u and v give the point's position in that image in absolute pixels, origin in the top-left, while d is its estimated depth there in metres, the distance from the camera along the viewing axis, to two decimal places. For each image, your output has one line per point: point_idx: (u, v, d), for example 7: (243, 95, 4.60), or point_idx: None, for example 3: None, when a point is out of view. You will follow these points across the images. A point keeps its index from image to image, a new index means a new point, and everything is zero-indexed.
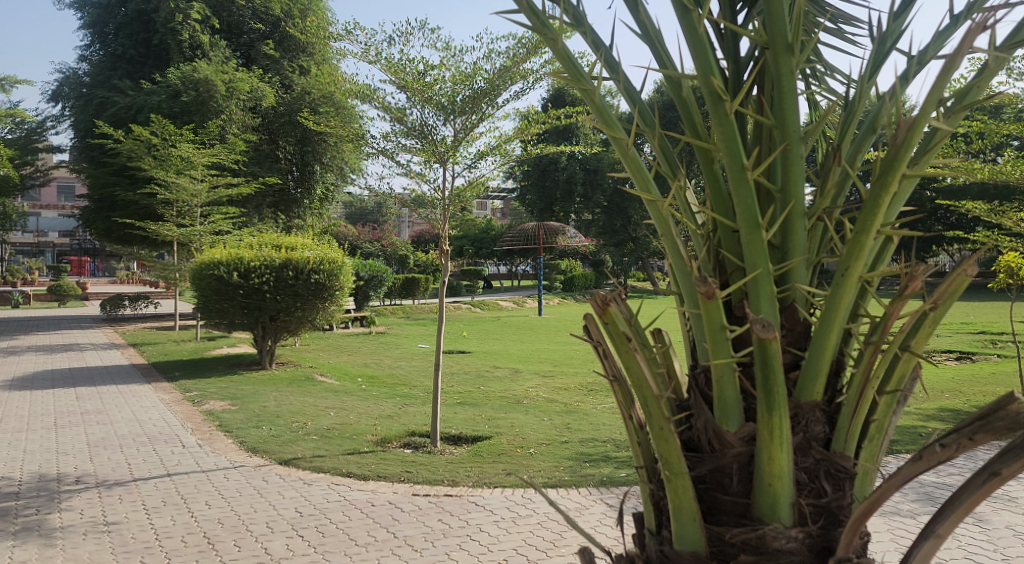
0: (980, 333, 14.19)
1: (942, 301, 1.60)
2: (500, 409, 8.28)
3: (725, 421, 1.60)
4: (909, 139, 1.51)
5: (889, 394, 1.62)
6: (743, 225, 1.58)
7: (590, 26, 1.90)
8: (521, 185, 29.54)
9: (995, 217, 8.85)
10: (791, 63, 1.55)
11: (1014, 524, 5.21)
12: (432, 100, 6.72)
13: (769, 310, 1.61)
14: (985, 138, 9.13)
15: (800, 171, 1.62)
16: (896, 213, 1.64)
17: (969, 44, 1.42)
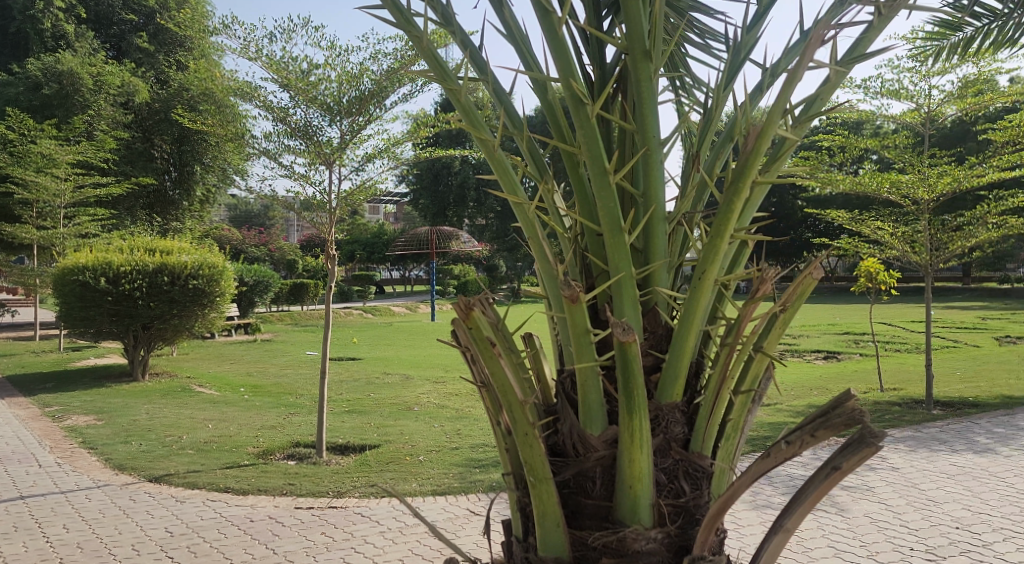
0: (844, 333, 15.21)
1: (791, 303, 1.67)
2: (389, 416, 8.14)
3: (590, 425, 1.61)
4: (758, 147, 1.56)
5: (743, 394, 1.67)
6: (606, 229, 1.59)
7: (458, 26, 1.88)
8: (414, 189, 29.30)
9: (858, 225, 9.49)
10: (649, 70, 1.58)
11: (872, 512, 5.59)
12: (316, 100, 6.54)
13: (631, 313, 1.63)
14: (844, 151, 9.82)
15: (660, 175, 1.65)
16: (750, 218, 1.70)
17: (810, 57, 1.49)
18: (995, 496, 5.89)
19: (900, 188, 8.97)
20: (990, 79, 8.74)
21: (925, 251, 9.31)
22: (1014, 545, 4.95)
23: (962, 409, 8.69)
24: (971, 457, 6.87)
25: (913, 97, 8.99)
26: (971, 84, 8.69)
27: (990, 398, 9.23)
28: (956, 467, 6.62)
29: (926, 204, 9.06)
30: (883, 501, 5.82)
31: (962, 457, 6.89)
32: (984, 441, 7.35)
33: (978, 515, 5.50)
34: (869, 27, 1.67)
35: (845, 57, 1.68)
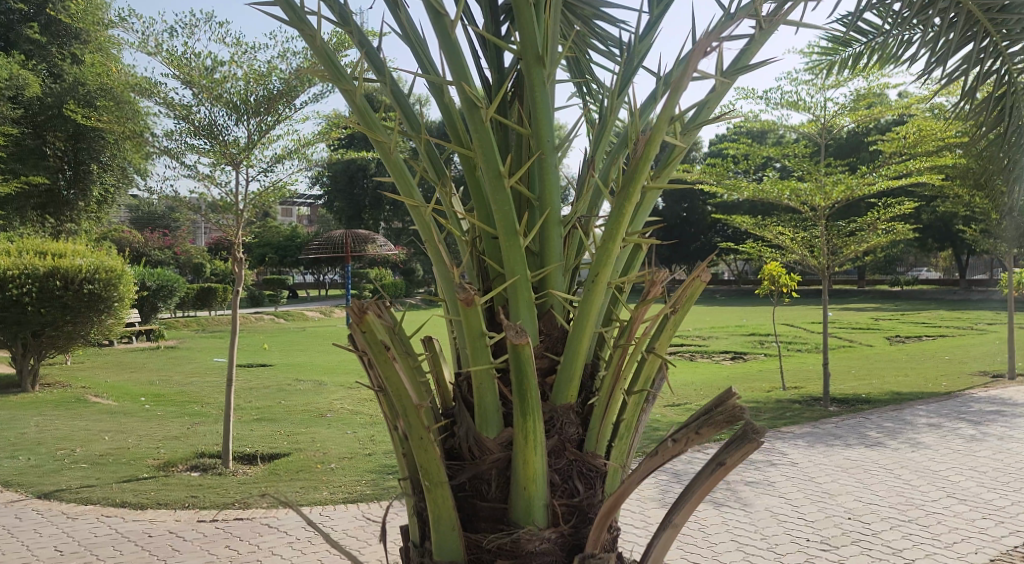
0: (750, 334, 15.83)
1: (680, 306, 1.72)
2: (300, 424, 7.94)
3: (485, 428, 1.62)
4: (647, 153, 1.60)
5: (636, 394, 1.71)
6: (501, 232, 1.60)
7: (355, 26, 1.85)
8: (328, 192, 28.76)
9: (762, 231, 9.90)
10: (542, 75, 1.60)
11: (772, 506, 5.83)
12: (221, 98, 6.32)
13: (526, 316, 1.65)
14: (748, 159, 10.23)
15: (554, 180, 1.67)
16: (642, 223, 1.74)
17: (693, 66, 1.55)
18: (884, 487, 6.24)
19: (799, 195, 9.44)
20: (879, 93, 9.28)
21: (822, 255, 9.80)
22: (900, 532, 5.26)
23: (856, 405, 9.17)
24: (863, 451, 7.26)
25: (810, 109, 9.45)
26: (862, 97, 9.21)
27: (881, 394, 9.78)
28: (849, 460, 6.98)
29: (823, 211, 9.54)
30: (783, 495, 6.08)
31: (855, 450, 7.28)
32: (875, 435, 7.79)
33: (868, 506, 5.81)
34: (752, 40, 1.75)
35: (730, 68, 1.75)
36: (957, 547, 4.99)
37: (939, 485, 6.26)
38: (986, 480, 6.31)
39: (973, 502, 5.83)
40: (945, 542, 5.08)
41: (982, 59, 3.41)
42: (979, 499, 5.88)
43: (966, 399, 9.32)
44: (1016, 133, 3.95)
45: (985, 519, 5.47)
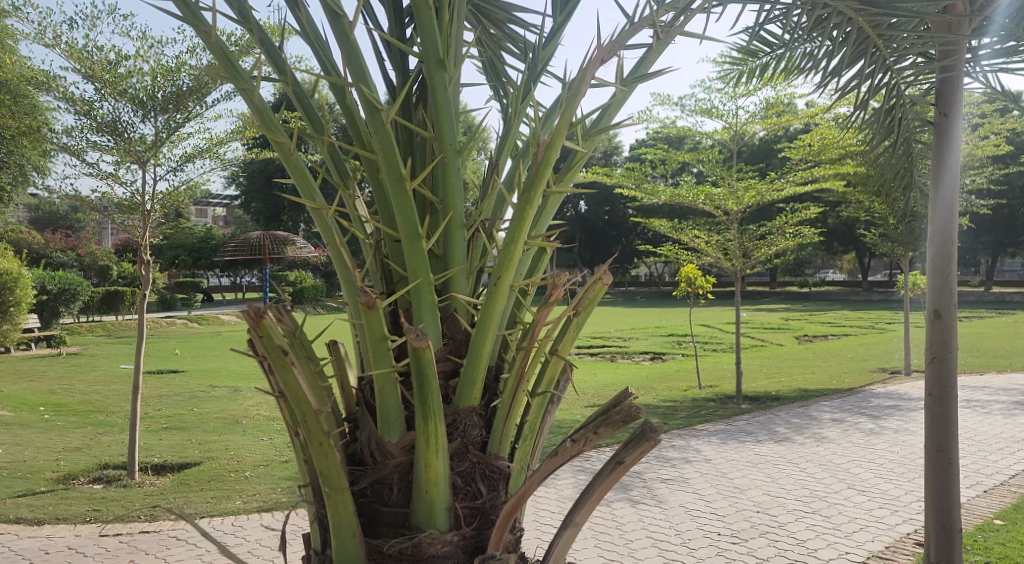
0: (668, 335, 16.23)
1: (582, 308, 1.76)
2: (213, 432, 7.69)
3: (387, 433, 1.61)
4: (548, 157, 1.62)
5: (540, 396, 1.74)
6: (403, 234, 1.59)
7: (254, 23, 1.81)
8: (244, 192, 27.95)
9: (678, 234, 10.18)
10: (444, 78, 1.60)
11: (686, 502, 6.00)
12: (126, 94, 6.07)
13: (429, 319, 1.65)
14: (665, 164, 10.50)
15: (457, 183, 1.68)
16: (544, 227, 1.77)
17: (590, 75, 1.59)
18: (791, 481, 6.51)
19: (713, 199, 9.76)
20: (787, 103, 9.68)
21: (734, 258, 10.15)
22: (804, 524, 5.50)
23: (766, 403, 9.54)
24: (772, 446, 7.56)
25: (723, 116, 9.78)
26: (771, 107, 9.59)
27: (789, 392, 10.20)
28: (759, 456, 7.25)
29: (735, 215, 9.90)
30: (696, 491, 6.26)
31: (765, 446, 7.56)
32: (783, 431, 8.11)
33: (776, 499, 6.05)
34: (650, 49, 1.81)
35: (630, 75, 1.79)
36: (856, 536, 5.25)
37: (841, 477, 6.58)
38: (883, 472, 6.67)
39: (872, 493, 6.14)
40: (845, 532, 5.34)
41: (872, 72, 3.61)
42: (877, 490, 6.20)
43: (866, 395, 9.83)
44: (904, 144, 4.20)
45: (881, 508, 5.77)
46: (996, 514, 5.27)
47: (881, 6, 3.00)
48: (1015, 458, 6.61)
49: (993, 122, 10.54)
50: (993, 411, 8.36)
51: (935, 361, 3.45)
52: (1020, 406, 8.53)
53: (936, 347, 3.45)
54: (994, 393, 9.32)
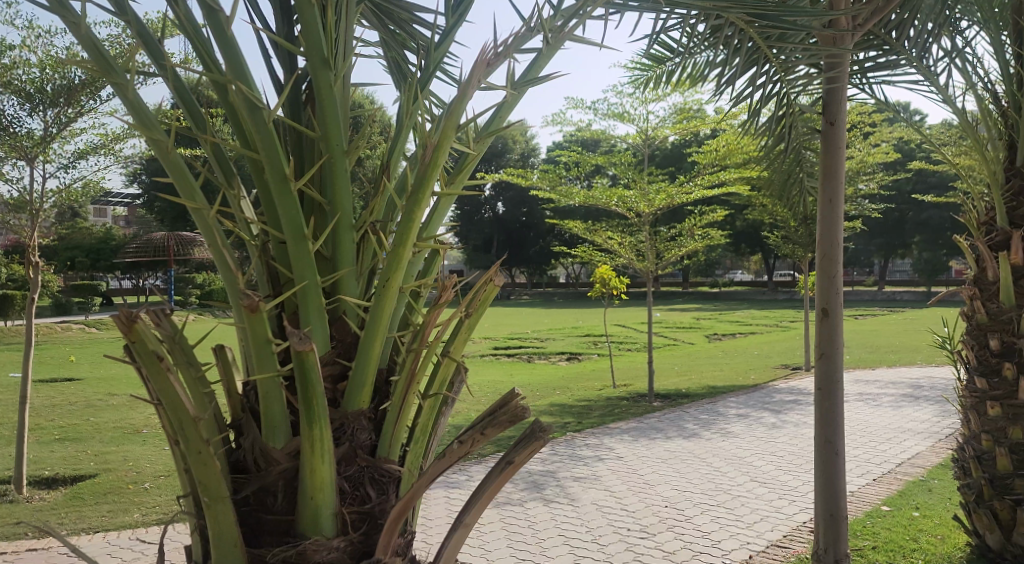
0: (585, 336, 16.47)
1: (474, 309, 1.77)
2: (111, 442, 7.32)
3: (272, 438, 1.57)
4: (436, 158, 1.62)
5: (431, 398, 1.75)
6: (288, 236, 1.57)
7: (132, 15, 1.73)
8: (148, 191, 26.72)
9: (591, 235, 10.37)
10: (328, 77, 1.58)
11: (598, 499, 6.10)
12: (11, 85, 5.73)
13: (316, 321, 1.62)
14: (579, 167, 10.67)
15: (345, 185, 1.66)
16: (435, 229, 1.78)
17: (475, 78, 1.60)
18: (697, 475, 6.71)
19: (626, 201, 9.98)
20: (696, 108, 9.99)
21: (646, 259, 10.39)
22: (709, 516, 5.69)
23: (676, 400, 9.81)
24: (681, 442, 7.77)
25: (634, 120, 10.03)
26: (680, 112, 9.88)
27: (699, 388, 10.52)
28: (668, 452, 7.44)
29: (646, 217, 10.15)
30: (608, 488, 6.38)
31: (674, 442, 7.78)
32: (691, 427, 8.36)
33: (683, 494, 6.23)
34: (540, 53, 1.84)
35: (521, 77, 1.82)
36: (757, 526, 5.47)
37: (744, 470, 6.84)
38: (783, 464, 6.97)
39: (772, 484, 6.41)
40: (747, 522, 5.56)
41: (764, 82, 3.78)
42: (777, 482, 6.47)
43: (769, 391, 10.25)
44: (794, 150, 4.41)
45: (780, 499, 6.03)
46: (883, 501, 5.58)
47: (769, 18, 3.15)
48: (901, 447, 7.02)
49: (882, 130, 11.18)
50: (883, 403, 8.87)
51: (823, 358, 3.63)
52: (907, 398, 9.08)
53: (824, 345, 3.63)
54: (884, 386, 9.89)
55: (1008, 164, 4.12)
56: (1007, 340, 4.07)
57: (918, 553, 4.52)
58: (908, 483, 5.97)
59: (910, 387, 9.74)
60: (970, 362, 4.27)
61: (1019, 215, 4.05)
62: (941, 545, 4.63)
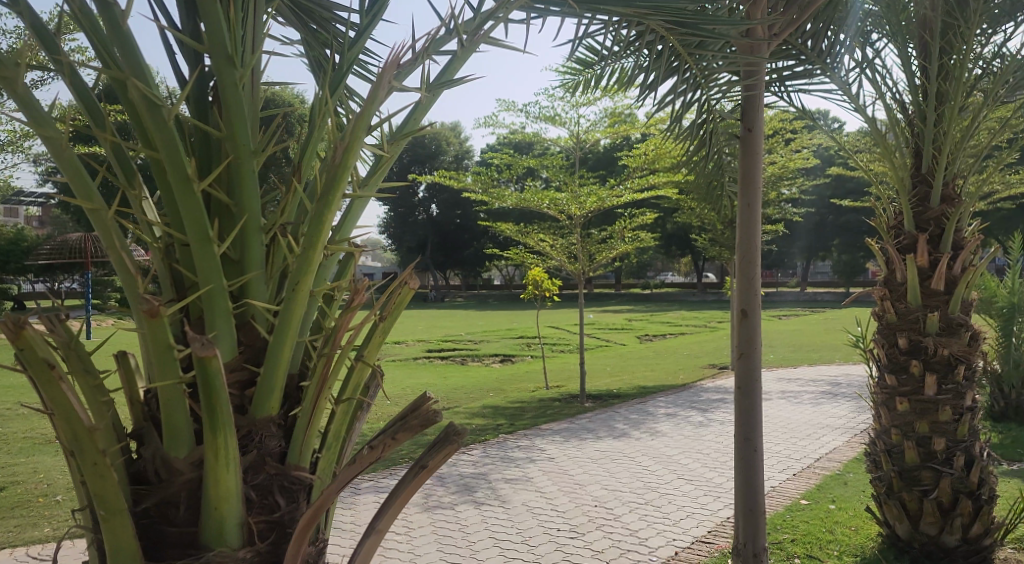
0: (518, 337, 16.54)
1: (389, 312, 1.76)
2: (20, 453, 6.96)
3: (174, 448, 1.52)
4: (346, 160, 1.60)
5: (345, 403, 1.73)
6: (192, 238, 1.52)
7: (26, 5, 1.65)
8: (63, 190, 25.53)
9: (524, 237, 10.42)
10: (233, 75, 1.56)
11: (528, 500, 6.13)
12: None
13: (222, 327, 1.57)
14: (512, 169, 10.72)
15: (253, 185, 1.62)
16: (348, 232, 1.75)
17: (385, 79, 1.59)
18: (627, 474, 6.82)
19: (557, 204, 10.07)
20: (626, 113, 10.16)
21: (578, 261, 10.49)
22: (637, 514, 5.78)
23: (607, 400, 9.95)
24: (611, 442, 7.88)
25: (566, 123, 10.15)
26: (611, 116, 10.04)
27: (629, 389, 10.69)
28: (599, 451, 7.54)
29: (578, 220, 10.26)
30: (539, 489, 6.41)
31: (604, 442, 7.88)
32: (622, 427, 8.49)
33: (612, 493, 6.31)
34: (455, 56, 1.84)
35: (436, 80, 1.81)
36: (683, 522, 5.59)
37: (672, 468, 6.98)
38: (709, 461, 7.15)
39: (698, 482, 6.56)
40: (673, 519, 5.67)
41: (684, 90, 3.88)
42: (703, 479, 6.62)
43: (697, 390, 10.50)
44: (715, 155, 4.53)
45: (706, 495, 6.18)
46: (802, 494, 5.79)
47: (688, 26, 3.21)
48: (820, 442, 7.29)
49: (803, 137, 11.59)
50: (804, 400, 9.19)
51: (742, 356, 3.73)
52: (826, 395, 9.44)
53: (744, 344, 3.73)
54: (805, 383, 10.25)
55: (915, 170, 4.32)
56: (915, 339, 4.26)
57: (834, 545, 4.70)
58: (826, 477, 6.20)
59: (829, 385, 10.13)
60: (881, 360, 4.45)
61: (925, 219, 4.26)
62: (856, 535, 4.83)
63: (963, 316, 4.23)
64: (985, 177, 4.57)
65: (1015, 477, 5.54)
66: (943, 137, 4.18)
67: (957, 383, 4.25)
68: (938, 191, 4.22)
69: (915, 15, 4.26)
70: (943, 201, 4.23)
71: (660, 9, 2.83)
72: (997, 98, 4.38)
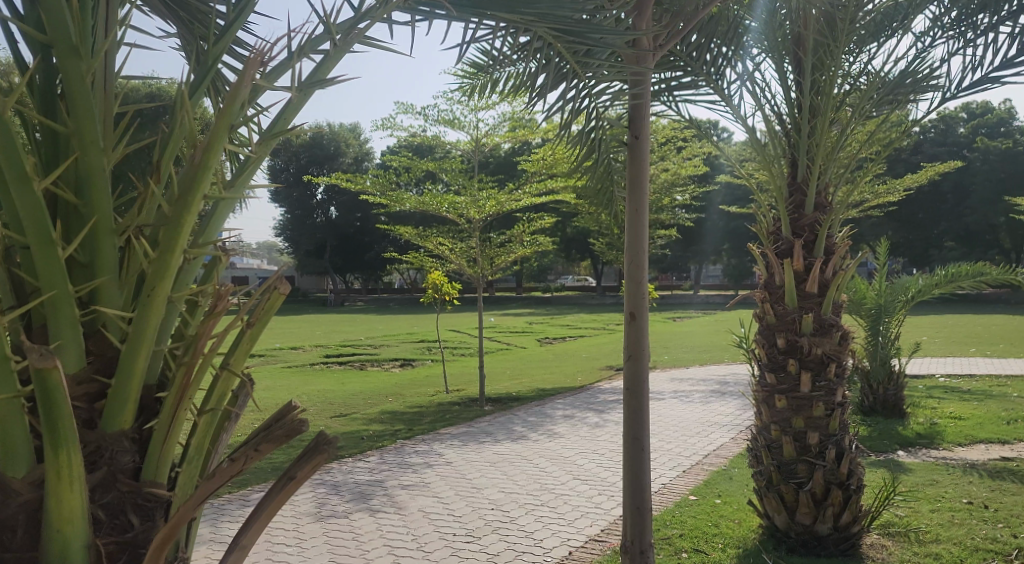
0: (418, 341, 16.43)
1: (258, 319, 1.67)
2: None
3: (11, 468, 1.41)
4: (207, 160, 1.52)
5: (209, 414, 1.64)
6: (32, 240, 1.42)
7: None
8: None
9: (423, 240, 10.35)
10: (78, 69, 1.47)
11: (425, 506, 6.07)
12: None
13: (69, 335, 1.47)
14: (411, 172, 10.61)
15: (102, 185, 1.53)
16: (213, 234, 1.67)
17: (249, 74, 1.54)
18: (524, 476, 6.86)
19: (456, 208, 10.03)
20: (525, 118, 10.26)
21: (477, 265, 10.51)
22: (533, 516, 5.83)
23: (507, 403, 10.01)
24: (510, 445, 7.92)
25: (465, 127, 10.14)
26: (510, 121, 10.09)
27: (528, 392, 10.78)
28: (496, 455, 7.57)
29: (477, 224, 10.28)
30: (436, 494, 6.36)
31: (502, 445, 7.92)
32: (520, 429, 8.55)
33: (509, 495, 6.34)
34: (328, 56, 1.82)
35: (309, 78, 1.78)
36: (577, 522, 5.67)
37: (567, 469, 7.09)
38: (603, 461, 7.31)
39: (592, 481, 6.70)
40: (568, 519, 5.75)
41: (574, 96, 3.94)
42: (598, 478, 6.76)
43: (594, 391, 10.74)
44: (605, 162, 4.66)
45: (600, 495, 6.31)
46: (690, 490, 5.99)
47: (574, 35, 3.24)
48: (708, 440, 7.57)
49: (692, 147, 12.06)
50: (694, 398, 9.54)
51: (631, 359, 3.82)
52: (714, 394, 9.83)
53: (632, 346, 3.82)
54: (696, 382, 10.64)
55: (791, 179, 4.56)
56: (792, 339, 4.48)
57: (719, 538, 4.87)
58: (712, 472, 6.46)
59: (718, 384, 10.55)
60: (762, 359, 4.65)
61: (802, 225, 4.48)
62: (738, 528, 5.03)
63: (834, 317, 4.50)
64: (854, 187, 4.86)
65: (880, 468, 5.93)
66: (815, 147, 4.44)
67: (829, 381, 4.50)
68: (812, 199, 4.47)
69: (790, 32, 4.50)
70: (816, 208, 4.48)
71: (545, 18, 2.83)
72: (863, 113, 4.68)
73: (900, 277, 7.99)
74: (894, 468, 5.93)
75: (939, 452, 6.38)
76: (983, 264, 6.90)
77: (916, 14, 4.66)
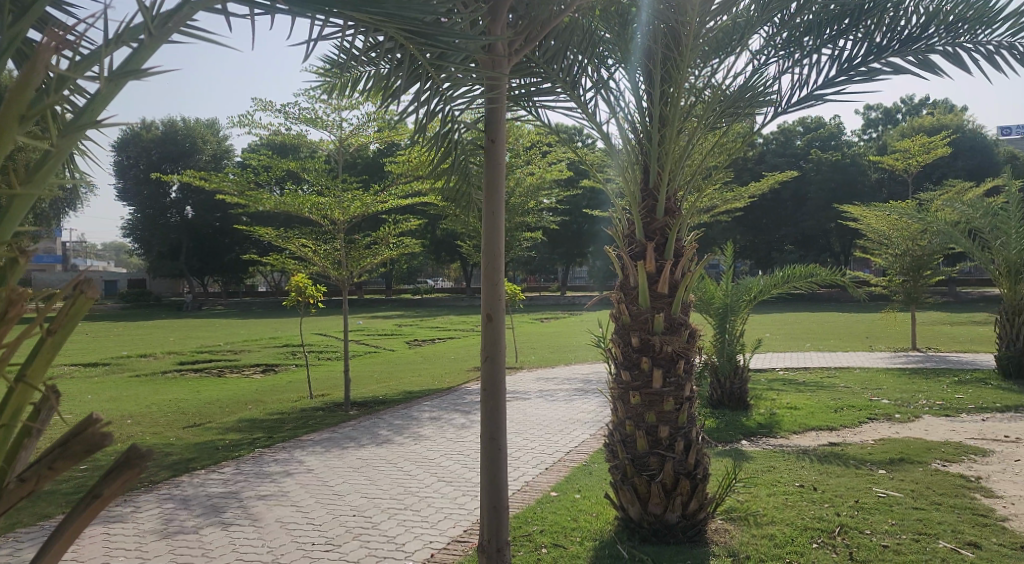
0: (282, 346, 15.86)
1: (61, 326, 1.54)
2: None
3: None
4: None
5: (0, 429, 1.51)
6: None
7: None
8: None
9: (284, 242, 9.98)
10: None
11: (282, 516, 5.85)
12: None
13: None
14: (270, 171, 10.18)
15: None
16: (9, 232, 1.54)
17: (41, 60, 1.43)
18: (388, 480, 6.77)
19: (320, 209, 9.75)
20: (390, 119, 10.13)
21: (342, 267, 10.28)
22: (395, 521, 5.75)
23: (373, 407, 9.86)
24: (374, 449, 7.79)
25: (329, 127, 9.88)
26: (376, 121, 9.94)
27: (395, 395, 10.67)
28: (360, 460, 7.42)
29: (341, 225, 10.04)
30: (295, 504, 6.14)
31: (367, 450, 7.78)
32: (385, 433, 8.44)
33: (372, 501, 6.23)
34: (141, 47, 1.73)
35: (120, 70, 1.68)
36: (439, 524, 5.66)
37: (432, 471, 7.06)
38: (468, 461, 7.34)
39: (457, 482, 6.71)
40: (431, 522, 5.73)
41: (428, 98, 3.94)
42: (462, 479, 6.78)
43: (461, 392, 10.77)
44: (461, 166, 4.70)
45: (464, 495, 6.33)
46: (552, 487, 6.13)
47: (427, 38, 3.22)
48: (570, 437, 7.78)
49: (556, 152, 12.35)
50: (558, 397, 9.78)
51: (488, 360, 3.84)
52: (577, 392, 10.11)
53: (488, 348, 3.84)
54: (561, 382, 10.91)
55: (643, 185, 4.76)
56: (645, 338, 4.66)
57: (576, 531, 5.02)
58: (574, 469, 6.64)
59: (581, 382, 10.87)
60: (618, 357, 4.82)
61: (653, 229, 4.69)
62: (595, 521, 5.20)
63: (683, 316, 4.73)
64: (700, 192, 5.13)
65: (725, 457, 6.32)
66: (664, 155, 4.66)
67: (678, 376, 4.71)
68: (662, 204, 4.68)
69: (640, 44, 4.71)
70: (666, 212, 4.69)
71: (394, 17, 2.81)
72: (707, 123, 4.95)
73: (745, 278, 8.53)
74: (738, 457, 6.33)
75: (777, 440, 6.87)
76: (816, 266, 7.96)
77: (752, 33, 4.99)
